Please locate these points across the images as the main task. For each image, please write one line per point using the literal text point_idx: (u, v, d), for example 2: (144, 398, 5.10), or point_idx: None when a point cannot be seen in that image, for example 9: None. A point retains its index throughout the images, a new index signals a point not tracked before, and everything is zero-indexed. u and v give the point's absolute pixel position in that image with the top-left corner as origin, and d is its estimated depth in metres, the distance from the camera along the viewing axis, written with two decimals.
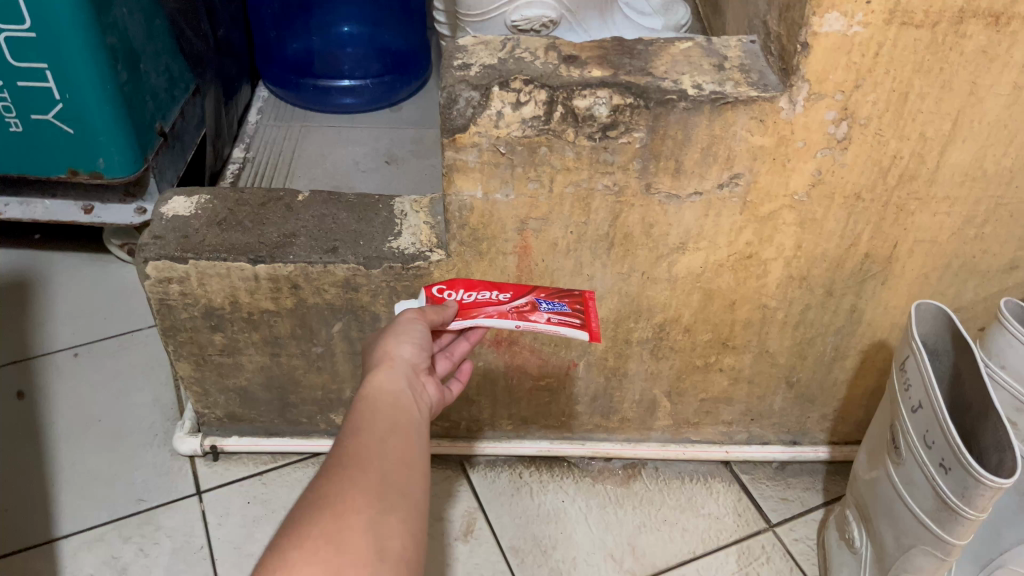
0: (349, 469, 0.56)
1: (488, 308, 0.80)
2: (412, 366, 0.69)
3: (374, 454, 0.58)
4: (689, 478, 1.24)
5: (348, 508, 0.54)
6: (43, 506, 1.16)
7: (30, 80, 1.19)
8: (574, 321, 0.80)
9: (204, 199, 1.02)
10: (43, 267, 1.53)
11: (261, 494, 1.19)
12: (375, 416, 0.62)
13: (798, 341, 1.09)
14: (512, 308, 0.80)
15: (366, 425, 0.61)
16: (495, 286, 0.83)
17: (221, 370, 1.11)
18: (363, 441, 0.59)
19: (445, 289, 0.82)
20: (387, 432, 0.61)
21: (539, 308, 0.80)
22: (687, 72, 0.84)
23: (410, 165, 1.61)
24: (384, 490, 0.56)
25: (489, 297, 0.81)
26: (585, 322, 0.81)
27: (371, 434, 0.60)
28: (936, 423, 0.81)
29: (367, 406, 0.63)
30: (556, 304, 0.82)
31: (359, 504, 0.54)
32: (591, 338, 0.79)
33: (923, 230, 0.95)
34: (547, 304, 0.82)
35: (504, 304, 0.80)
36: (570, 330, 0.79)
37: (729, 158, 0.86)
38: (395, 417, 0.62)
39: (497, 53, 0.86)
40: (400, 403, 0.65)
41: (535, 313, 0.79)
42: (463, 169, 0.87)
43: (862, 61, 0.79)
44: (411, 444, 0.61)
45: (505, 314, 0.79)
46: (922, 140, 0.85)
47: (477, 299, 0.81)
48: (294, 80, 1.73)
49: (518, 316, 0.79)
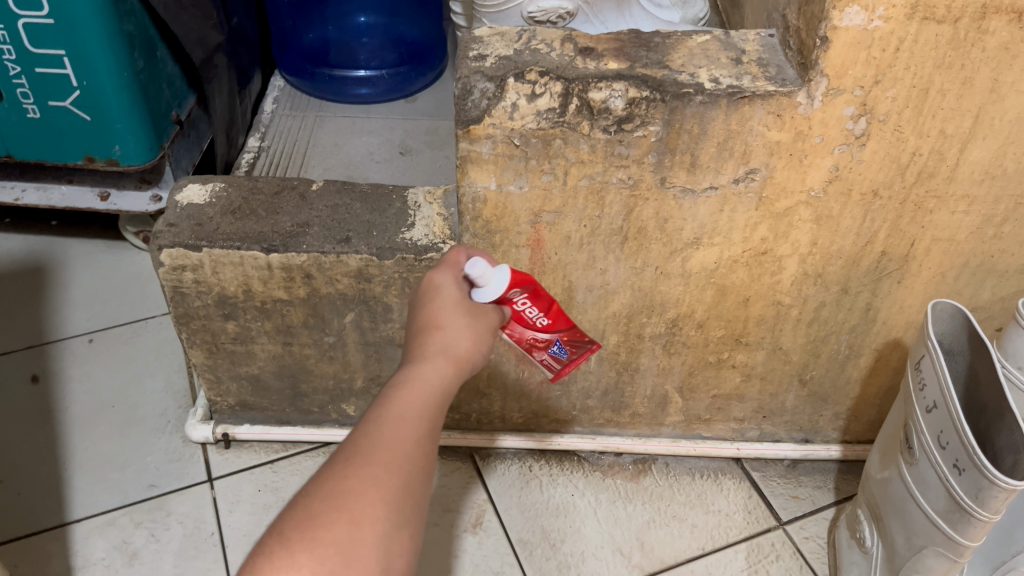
0: (377, 467, 0.55)
1: (519, 330, 0.79)
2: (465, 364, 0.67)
3: (405, 454, 0.56)
4: (699, 474, 1.24)
5: (364, 517, 0.53)
6: (56, 490, 1.17)
7: (47, 67, 1.20)
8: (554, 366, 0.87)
9: (219, 187, 1.02)
10: (60, 253, 1.54)
11: (272, 482, 1.19)
12: (416, 407, 0.60)
13: (811, 339, 1.08)
14: (530, 340, 0.81)
15: (404, 417, 0.59)
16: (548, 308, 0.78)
17: (233, 359, 1.12)
18: (399, 437, 0.57)
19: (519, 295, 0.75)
20: (423, 432, 0.59)
21: (547, 349, 0.83)
22: (705, 66, 0.83)
23: (425, 157, 1.60)
24: (403, 502, 0.55)
25: (532, 319, 0.78)
26: (561, 369, 0.87)
27: (409, 429, 0.58)
28: (950, 423, 0.80)
29: (412, 392, 0.60)
30: (563, 350, 0.84)
31: (378, 514, 0.53)
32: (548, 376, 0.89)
33: (941, 229, 0.94)
34: (558, 347, 0.83)
35: (532, 333, 0.80)
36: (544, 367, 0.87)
37: (745, 153, 0.85)
38: (433, 416, 0.60)
39: (513, 44, 0.85)
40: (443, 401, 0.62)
41: (539, 352, 0.83)
42: (477, 160, 0.87)
43: (882, 56, 0.78)
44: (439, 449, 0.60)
45: (521, 342, 0.81)
46: (942, 138, 0.84)
47: (525, 316, 0.77)
48: (309, 69, 1.72)
49: (527, 347, 0.82)
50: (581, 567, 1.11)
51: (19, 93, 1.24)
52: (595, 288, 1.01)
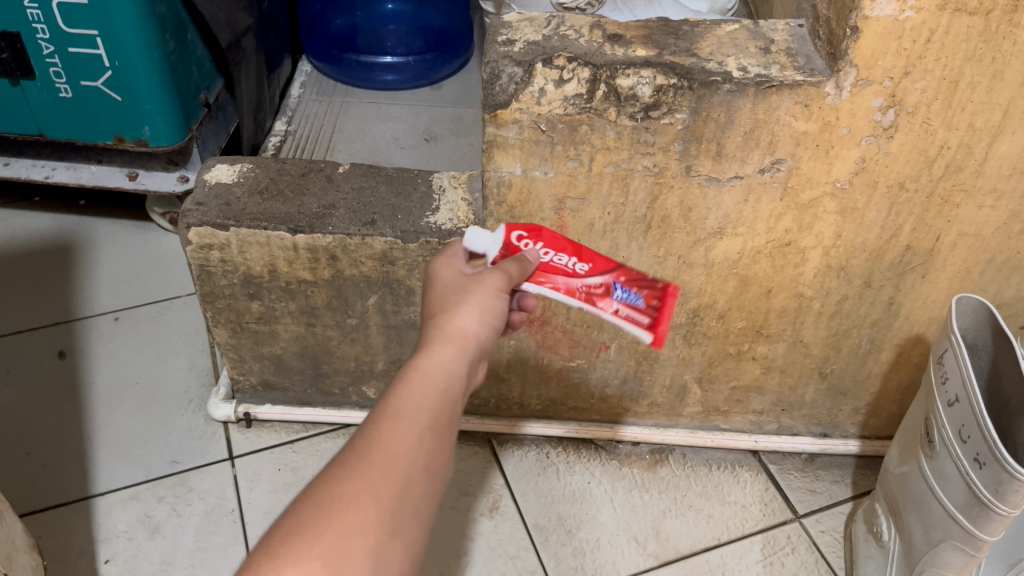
0: (371, 466, 0.51)
1: (558, 277, 0.76)
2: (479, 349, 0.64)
3: (405, 452, 0.53)
4: (716, 466, 1.24)
5: (353, 527, 0.49)
6: (81, 464, 1.19)
7: (81, 46, 1.22)
8: (642, 319, 0.77)
9: (247, 168, 1.04)
10: (87, 232, 1.56)
11: (292, 462, 1.21)
12: (419, 402, 0.56)
13: (832, 332, 1.08)
14: (583, 287, 0.76)
15: (405, 409, 0.55)
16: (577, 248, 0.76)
17: (257, 338, 1.13)
18: (399, 434, 0.53)
19: (526, 239, 0.75)
20: (426, 428, 0.55)
21: (611, 295, 0.76)
22: (733, 54, 0.83)
23: (449, 144, 1.61)
24: (398, 508, 0.51)
25: (565, 266, 0.76)
26: (654, 321, 0.77)
27: (410, 424, 0.54)
28: (971, 416, 0.80)
29: (415, 385, 0.57)
30: (632, 293, 0.76)
31: (369, 522, 0.49)
32: (654, 342, 0.77)
33: (967, 223, 0.93)
34: (624, 290, 0.76)
35: (577, 278, 0.76)
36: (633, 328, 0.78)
37: (772, 143, 0.85)
38: (439, 410, 0.56)
39: (542, 30, 0.86)
40: (449, 390, 0.58)
41: (603, 302, 0.77)
42: (503, 145, 0.87)
43: (912, 47, 0.77)
44: (446, 447, 0.56)
45: (571, 294, 0.76)
46: (971, 131, 0.84)
47: (553, 262, 0.76)
48: (337, 54, 1.73)
49: (584, 299, 0.77)
50: (596, 554, 1.12)
51: (52, 72, 1.26)
52: None
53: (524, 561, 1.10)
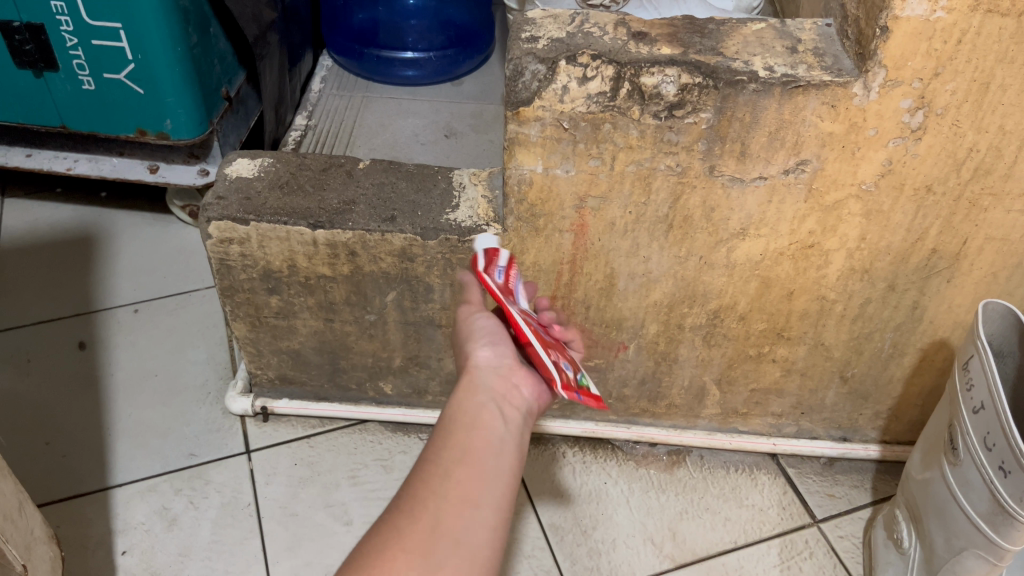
0: (399, 517, 0.57)
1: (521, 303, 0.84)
2: (496, 372, 0.72)
3: (433, 492, 0.58)
4: (734, 468, 1.23)
5: (384, 573, 0.53)
6: (100, 454, 1.20)
7: (104, 39, 1.22)
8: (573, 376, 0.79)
9: (267, 161, 1.04)
10: (108, 224, 1.57)
11: (308, 456, 1.21)
12: (447, 443, 0.63)
13: (855, 336, 1.07)
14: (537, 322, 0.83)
15: (434, 457, 0.62)
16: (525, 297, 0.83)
17: (275, 333, 1.13)
18: (427, 476, 0.60)
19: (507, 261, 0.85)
20: (454, 462, 0.61)
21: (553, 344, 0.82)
22: (759, 54, 0.82)
23: (469, 140, 1.61)
24: (433, 544, 0.55)
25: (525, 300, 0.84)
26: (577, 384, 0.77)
27: (438, 465, 0.61)
28: (997, 424, 0.79)
29: (445, 435, 0.64)
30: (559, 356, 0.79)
31: (400, 566, 0.54)
32: None
33: (995, 227, 0.92)
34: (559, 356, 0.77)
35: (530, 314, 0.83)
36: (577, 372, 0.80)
37: (797, 143, 0.84)
38: (468, 443, 0.63)
39: (566, 27, 0.85)
40: (477, 424, 0.65)
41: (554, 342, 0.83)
42: (525, 143, 0.87)
43: (943, 48, 0.76)
44: (483, 473, 0.61)
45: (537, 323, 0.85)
46: (1001, 133, 0.82)
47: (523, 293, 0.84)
48: (358, 49, 1.73)
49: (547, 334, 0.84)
50: (612, 554, 1.11)
51: (76, 65, 1.26)
52: (637, 276, 1.00)
53: (539, 560, 1.10)
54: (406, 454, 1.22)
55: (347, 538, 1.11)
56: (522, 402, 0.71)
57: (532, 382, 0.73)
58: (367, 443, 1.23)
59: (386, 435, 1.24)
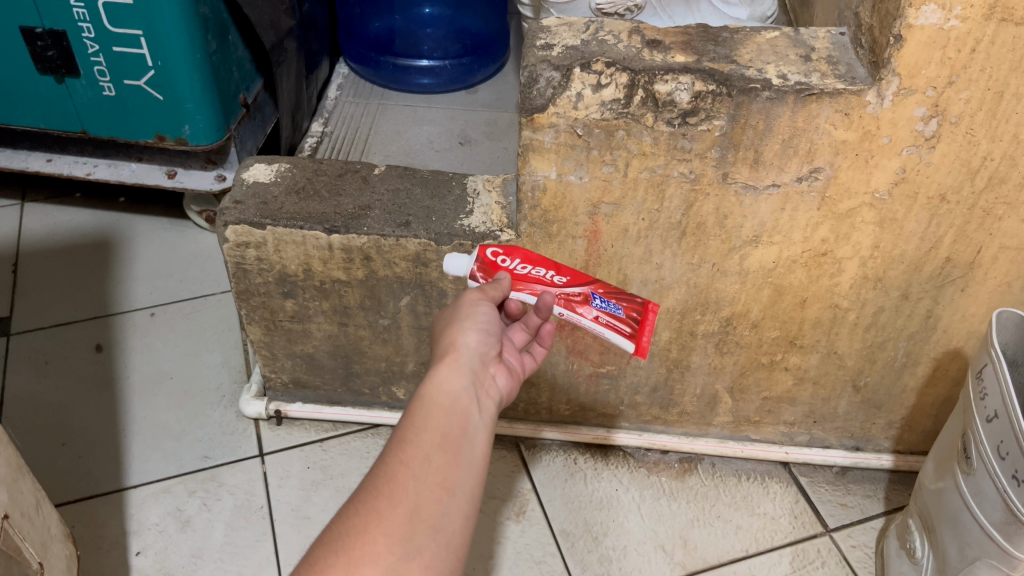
0: (378, 499, 0.57)
1: (537, 285, 0.80)
2: (479, 356, 0.70)
3: (411, 477, 0.58)
4: (746, 476, 1.23)
5: (364, 556, 0.54)
6: (115, 455, 1.21)
7: (125, 46, 1.24)
8: (624, 328, 0.80)
9: (284, 167, 1.05)
10: (126, 229, 1.59)
11: (321, 460, 1.21)
12: (426, 425, 0.62)
13: (867, 344, 1.06)
14: (562, 295, 0.79)
15: (412, 438, 0.61)
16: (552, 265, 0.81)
17: (290, 336, 1.14)
18: (406, 458, 0.60)
19: (501, 254, 0.81)
20: (433, 448, 0.61)
21: (591, 302, 0.79)
22: (773, 62, 0.83)
23: (483, 147, 1.62)
24: (412, 530, 0.56)
25: (543, 276, 0.80)
26: (636, 332, 0.80)
27: (418, 448, 0.60)
28: (1010, 432, 0.78)
29: (422, 415, 0.63)
30: (610, 304, 0.80)
31: (380, 548, 0.55)
32: (637, 350, 0.79)
33: (1010, 236, 0.92)
34: (602, 301, 0.80)
35: (555, 287, 0.79)
36: (616, 336, 0.79)
37: (811, 151, 0.84)
38: (447, 428, 0.62)
39: (580, 35, 0.86)
40: (455, 408, 0.64)
41: (584, 307, 0.79)
42: (539, 149, 0.87)
43: (957, 57, 0.76)
44: (458, 461, 0.61)
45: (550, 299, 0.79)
46: (1015, 142, 0.82)
47: (530, 273, 0.80)
48: (374, 57, 1.74)
49: (564, 306, 0.79)
50: (623, 561, 1.11)
51: (96, 71, 1.28)
52: (650, 282, 1.01)
53: (550, 566, 1.10)
54: None
55: None
56: (496, 391, 0.70)
57: (506, 373, 0.72)
58: (379, 447, 1.24)
59: None
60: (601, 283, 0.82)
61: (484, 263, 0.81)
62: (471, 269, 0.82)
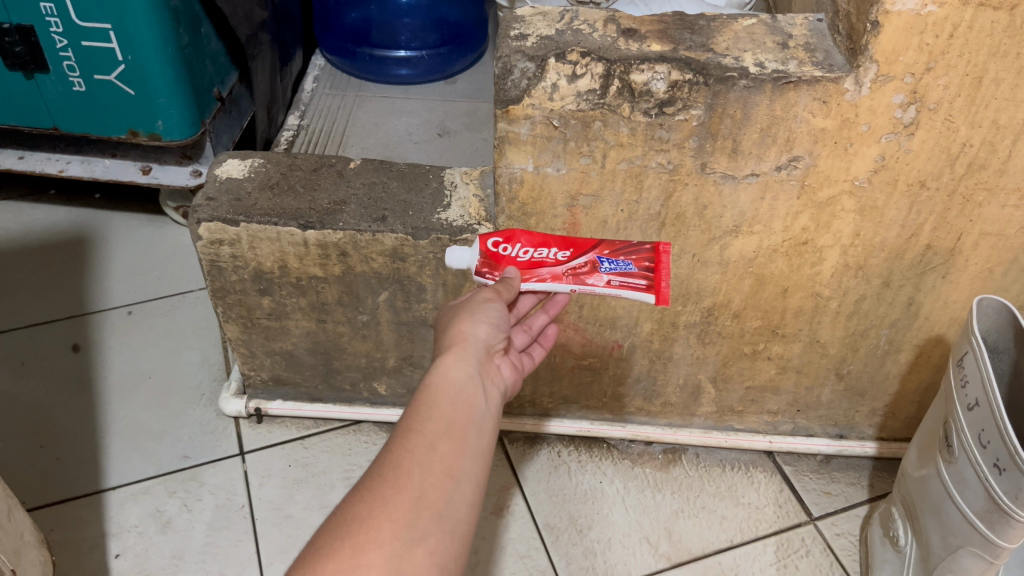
0: (381, 486, 0.56)
1: (543, 270, 0.82)
2: (485, 348, 0.69)
3: (417, 464, 0.57)
4: (730, 466, 1.23)
5: (372, 541, 0.53)
6: (93, 457, 1.19)
7: (95, 40, 1.22)
8: (640, 282, 0.82)
9: (257, 162, 1.03)
10: (102, 226, 1.57)
11: (302, 458, 1.20)
12: (433, 413, 0.61)
13: (850, 332, 1.06)
14: (569, 270, 0.82)
15: (418, 426, 0.60)
16: (555, 239, 0.84)
17: (268, 333, 1.13)
18: (413, 447, 0.59)
19: (502, 243, 0.84)
20: (440, 436, 0.60)
21: (599, 270, 0.82)
22: (750, 50, 0.82)
23: (463, 138, 1.60)
24: (418, 516, 0.55)
25: (546, 257, 0.83)
26: (652, 280, 0.83)
27: (424, 436, 0.59)
28: (992, 420, 0.78)
29: (430, 402, 0.62)
30: (620, 262, 0.83)
31: (387, 534, 0.54)
32: (657, 301, 0.82)
33: (990, 223, 0.91)
34: (610, 262, 0.83)
35: (560, 265, 0.83)
36: (633, 292, 0.83)
37: (789, 140, 0.83)
38: (453, 416, 0.61)
39: (555, 24, 0.85)
40: (462, 397, 0.63)
41: (594, 277, 0.82)
42: (515, 141, 0.86)
43: (935, 42, 0.75)
44: (464, 448, 0.60)
45: (560, 279, 0.82)
46: (994, 128, 0.82)
47: (533, 258, 0.83)
48: (350, 48, 1.73)
49: (574, 281, 0.82)
50: (608, 554, 1.11)
51: (66, 66, 1.26)
52: None
53: (534, 560, 1.10)
54: None
55: None
56: (500, 382, 0.69)
57: (511, 365, 0.71)
58: (362, 443, 1.23)
59: (380, 436, 1.24)
60: (605, 243, 0.85)
61: (487, 258, 0.84)
62: (476, 264, 0.85)
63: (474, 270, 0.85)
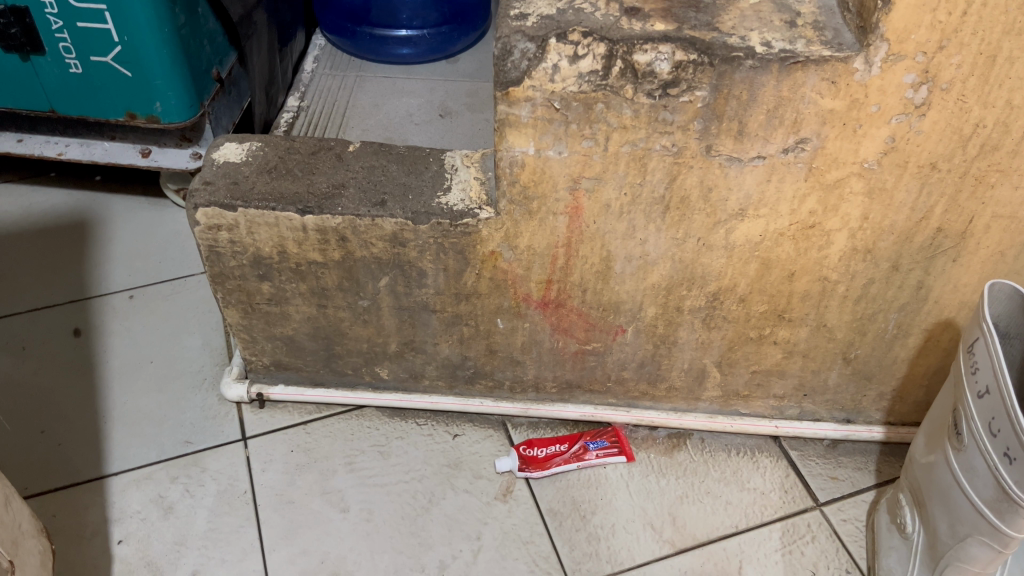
0: None
1: (557, 458, 1.18)
2: None
3: None
4: (735, 451, 1.22)
5: None
6: (95, 442, 1.19)
7: (90, 22, 1.20)
8: (613, 449, 1.19)
9: (255, 145, 1.02)
10: (103, 209, 1.56)
11: (304, 443, 1.20)
12: None
13: (858, 317, 1.04)
14: (572, 454, 1.18)
15: None
16: (557, 439, 1.20)
17: (268, 319, 1.12)
18: None
19: (527, 447, 1.18)
20: None
21: (588, 448, 1.19)
22: (757, 29, 0.79)
23: (464, 119, 1.58)
24: None
25: (557, 449, 1.19)
26: (621, 447, 1.20)
27: None
28: (1002, 409, 0.76)
29: None
30: (597, 441, 1.20)
31: None
32: (630, 457, 1.19)
33: (1003, 205, 0.89)
34: (593, 442, 1.20)
35: (566, 451, 1.18)
36: (613, 458, 1.19)
37: (797, 121, 0.81)
38: None
39: (556, 3, 0.83)
40: None
41: (587, 453, 1.19)
42: (515, 124, 0.84)
43: (948, 20, 0.73)
44: None
45: (569, 459, 1.17)
46: (1008, 108, 0.79)
47: (549, 452, 1.18)
48: (350, 28, 1.69)
49: (577, 459, 1.18)
50: (611, 540, 1.10)
51: (62, 48, 1.24)
52: (633, 258, 0.98)
53: (537, 546, 1.09)
54: (404, 440, 1.21)
55: (343, 526, 1.10)
56: None
57: None
58: (364, 428, 1.22)
59: (383, 421, 1.23)
60: (585, 433, 1.22)
61: (523, 459, 1.17)
62: (516, 465, 1.16)
63: (517, 469, 1.16)
